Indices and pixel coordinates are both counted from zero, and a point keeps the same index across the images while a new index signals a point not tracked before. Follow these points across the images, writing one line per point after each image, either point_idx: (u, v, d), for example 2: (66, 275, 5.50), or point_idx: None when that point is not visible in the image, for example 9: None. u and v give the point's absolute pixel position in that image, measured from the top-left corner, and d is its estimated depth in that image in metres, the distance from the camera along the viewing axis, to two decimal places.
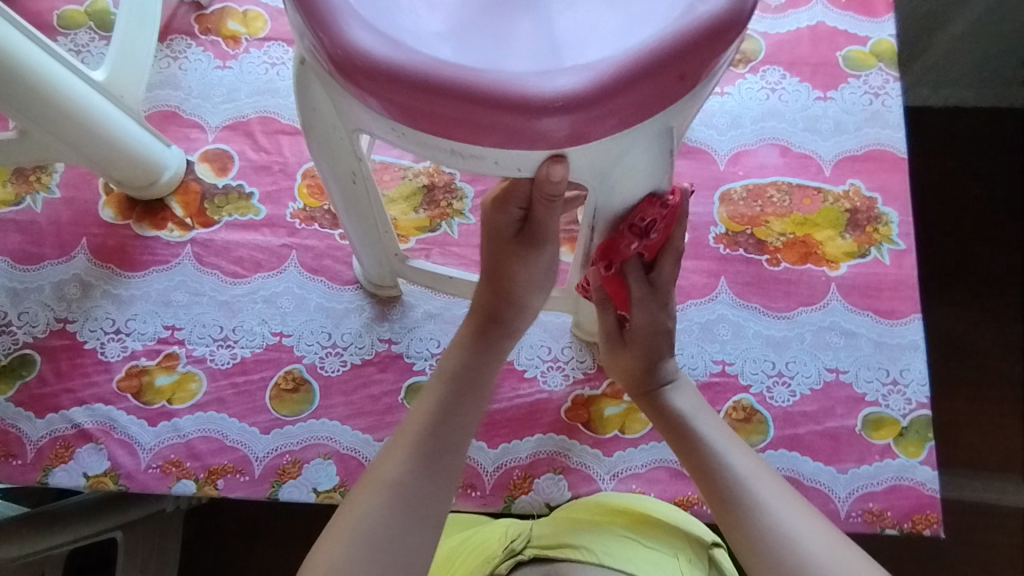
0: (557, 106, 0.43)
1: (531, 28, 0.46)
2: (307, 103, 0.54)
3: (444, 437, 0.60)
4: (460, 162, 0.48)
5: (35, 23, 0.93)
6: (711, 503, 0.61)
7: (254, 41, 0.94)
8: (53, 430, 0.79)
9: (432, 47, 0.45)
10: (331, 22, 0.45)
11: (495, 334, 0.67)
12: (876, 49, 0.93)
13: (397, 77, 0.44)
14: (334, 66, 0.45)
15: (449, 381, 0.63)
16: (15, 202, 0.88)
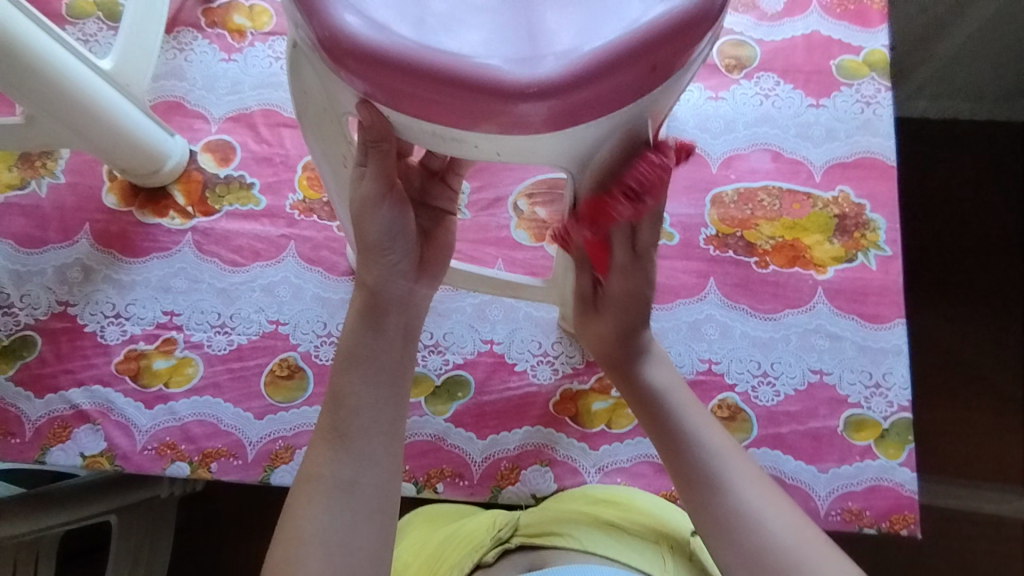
0: (537, 93, 0.45)
1: (513, 17, 0.48)
2: (300, 85, 0.55)
3: (361, 418, 0.59)
4: (439, 144, 0.50)
5: (43, 11, 0.95)
6: (682, 484, 0.62)
7: (259, 35, 0.96)
8: (52, 410, 0.81)
9: (418, 34, 0.46)
10: (320, 8, 0.47)
11: (381, 306, 0.63)
12: (869, 58, 0.95)
13: (383, 63, 0.46)
14: (323, 52, 0.47)
15: (351, 362, 0.61)
16: (20, 186, 0.90)
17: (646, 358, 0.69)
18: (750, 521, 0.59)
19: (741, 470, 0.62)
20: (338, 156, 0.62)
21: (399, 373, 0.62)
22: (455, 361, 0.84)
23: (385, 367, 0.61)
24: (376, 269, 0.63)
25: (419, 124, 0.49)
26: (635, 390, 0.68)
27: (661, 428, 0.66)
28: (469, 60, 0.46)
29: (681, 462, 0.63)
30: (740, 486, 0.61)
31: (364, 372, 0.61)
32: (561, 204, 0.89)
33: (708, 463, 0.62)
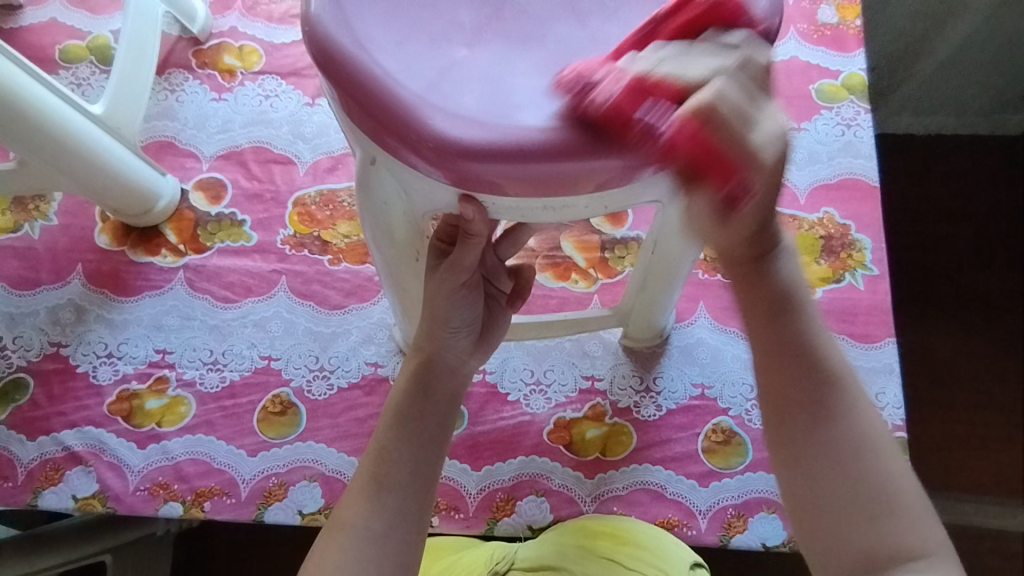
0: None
1: (575, 70, 0.48)
2: (370, 196, 0.54)
3: (403, 470, 0.57)
4: (553, 215, 0.50)
5: (37, 57, 0.97)
6: (794, 435, 0.49)
7: (249, 74, 0.97)
8: (44, 452, 0.80)
9: (508, 115, 0.46)
10: (381, 94, 0.45)
11: (434, 380, 0.62)
12: (847, 82, 0.96)
13: (497, 154, 0.45)
14: (428, 159, 0.46)
15: (400, 419, 0.60)
16: (13, 229, 0.90)
17: (773, 257, 0.51)
18: (863, 500, 0.47)
19: (879, 433, 0.48)
20: (410, 254, 0.61)
21: (443, 430, 0.61)
22: None
23: (428, 421, 0.60)
24: (437, 339, 0.62)
25: (533, 201, 0.49)
26: (759, 294, 0.51)
27: (803, 366, 0.50)
28: (577, 128, 0.46)
29: (801, 409, 0.49)
30: (875, 453, 0.48)
31: (408, 426, 0.59)
32: (550, 232, 0.90)
33: (839, 418, 0.49)
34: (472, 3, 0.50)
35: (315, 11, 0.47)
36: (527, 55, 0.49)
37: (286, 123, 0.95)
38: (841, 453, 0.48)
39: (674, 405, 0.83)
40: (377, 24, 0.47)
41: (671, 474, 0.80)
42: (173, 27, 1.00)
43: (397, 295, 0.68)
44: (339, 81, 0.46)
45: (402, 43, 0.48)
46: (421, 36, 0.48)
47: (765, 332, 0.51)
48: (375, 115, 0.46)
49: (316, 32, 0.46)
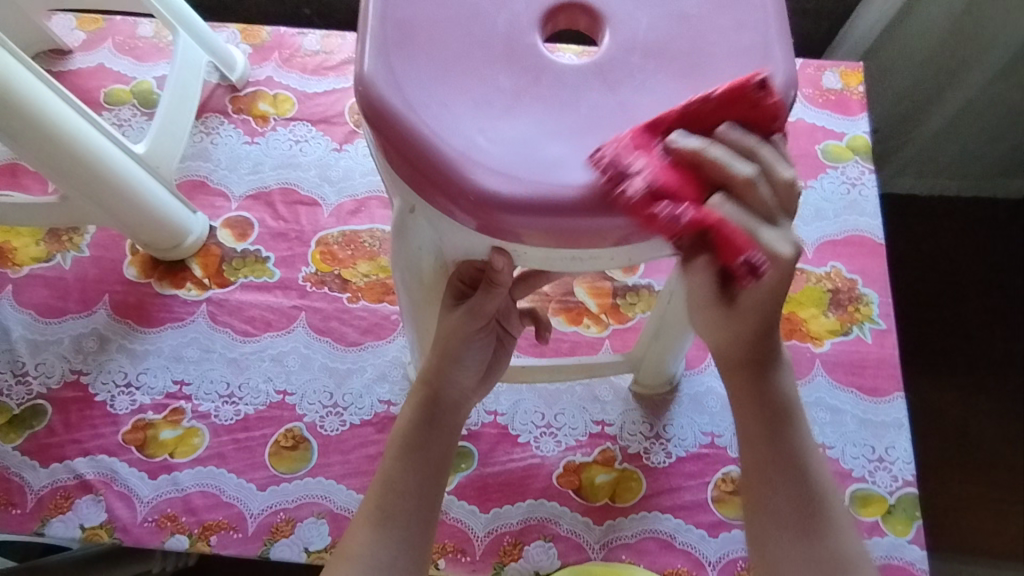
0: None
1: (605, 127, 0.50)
2: (405, 240, 0.56)
3: (406, 502, 0.58)
4: (579, 266, 0.53)
5: (84, 99, 1.03)
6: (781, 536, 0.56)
7: (282, 121, 1.03)
8: (55, 480, 0.81)
9: (545, 174, 0.49)
10: (424, 151, 0.49)
11: (441, 413, 0.63)
12: (852, 144, 1.01)
13: (531, 209, 0.48)
14: (465, 209, 0.49)
15: (407, 449, 0.61)
16: (46, 259, 0.94)
17: (783, 376, 0.59)
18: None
19: (854, 547, 0.55)
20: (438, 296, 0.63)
21: (447, 457, 0.62)
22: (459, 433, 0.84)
23: (435, 452, 0.61)
24: (444, 373, 0.63)
25: (559, 252, 0.51)
26: (762, 400, 0.58)
27: (792, 471, 0.57)
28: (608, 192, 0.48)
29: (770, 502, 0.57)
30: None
31: (416, 456, 0.60)
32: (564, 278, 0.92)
33: (823, 531, 0.56)
34: (513, 69, 0.52)
35: (369, 72, 0.51)
36: (562, 120, 0.50)
37: (314, 167, 1.00)
38: (805, 524, 0.56)
39: (684, 453, 0.83)
40: (423, 82, 0.51)
41: (680, 524, 0.79)
42: (213, 75, 1.06)
43: (419, 334, 0.70)
44: (387, 138, 0.50)
45: (447, 103, 0.50)
46: (464, 98, 0.50)
47: (740, 403, 0.58)
48: (417, 168, 0.49)
49: (369, 92, 0.50)
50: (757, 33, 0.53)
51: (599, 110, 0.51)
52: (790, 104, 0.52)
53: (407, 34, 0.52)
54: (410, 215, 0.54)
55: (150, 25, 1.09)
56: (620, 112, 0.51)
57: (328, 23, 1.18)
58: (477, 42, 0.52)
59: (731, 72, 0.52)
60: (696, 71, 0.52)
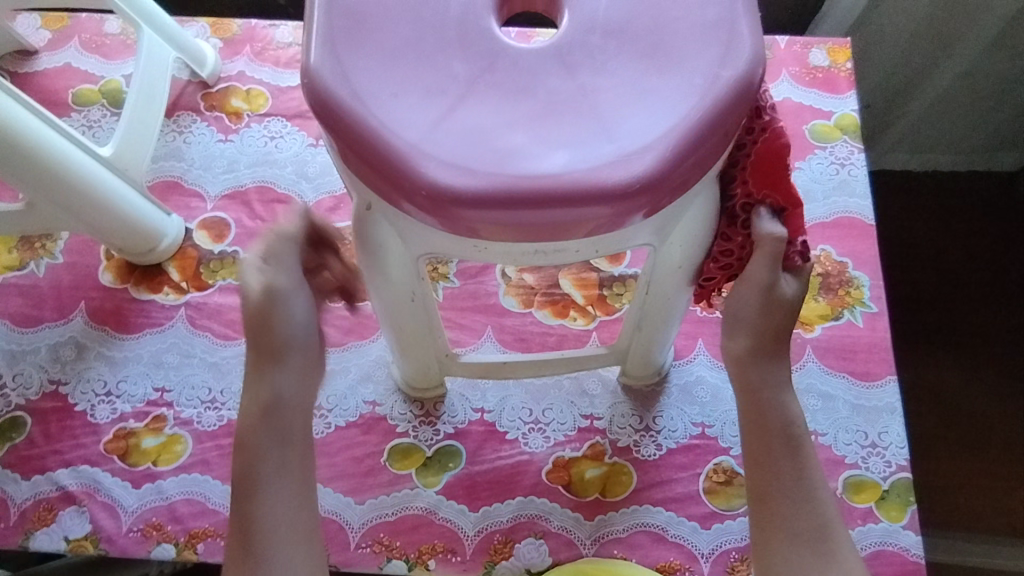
0: (642, 190, 0.46)
1: (568, 111, 0.48)
2: (367, 242, 0.56)
3: (263, 470, 0.62)
4: (545, 259, 0.52)
5: (51, 100, 1.00)
6: (784, 540, 0.61)
7: (256, 117, 1.00)
8: (38, 492, 0.80)
9: (500, 163, 0.46)
10: (374, 145, 0.47)
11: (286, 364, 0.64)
12: (840, 123, 0.98)
13: (488, 201, 0.46)
14: (422, 206, 0.47)
15: (257, 416, 0.63)
16: (19, 267, 0.92)
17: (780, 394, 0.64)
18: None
19: (841, 537, 0.61)
20: (404, 295, 0.63)
21: (299, 408, 0.64)
22: (446, 431, 0.83)
23: (294, 414, 0.64)
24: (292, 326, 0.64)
25: (524, 246, 0.51)
26: (767, 419, 0.64)
27: (796, 482, 0.62)
28: (567, 178, 0.46)
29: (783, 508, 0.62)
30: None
31: (275, 424, 0.63)
32: (548, 270, 0.91)
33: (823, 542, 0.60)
34: (467, 54, 0.50)
35: (315, 63, 0.48)
36: (519, 107, 0.48)
37: (290, 163, 0.97)
38: (815, 539, 0.60)
39: (674, 445, 0.82)
40: (374, 72, 0.49)
41: (671, 517, 0.79)
42: (183, 71, 1.03)
43: (395, 331, 0.70)
44: (334, 129, 0.48)
45: (398, 93, 0.48)
46: (415, 88, 0.48)
47: (760, 415, 0.64)
48: (370, 162, 0.47)
49: (316, 85, 0.48)
50: (723, 7, 0.51)
51: (559, 94, 0.49)
52: (758, 81, 0.49)
53: (357, 22, 0.50)
54: (368, 213, 0.53)
55: (117, 22, 1.05)
56: (579, 95, 0.49)
57: (301, 13, 1.14)
58: (431, 28, 0.50)
59: (697, 50, 0.50)
60: (660, 52, 0.50)
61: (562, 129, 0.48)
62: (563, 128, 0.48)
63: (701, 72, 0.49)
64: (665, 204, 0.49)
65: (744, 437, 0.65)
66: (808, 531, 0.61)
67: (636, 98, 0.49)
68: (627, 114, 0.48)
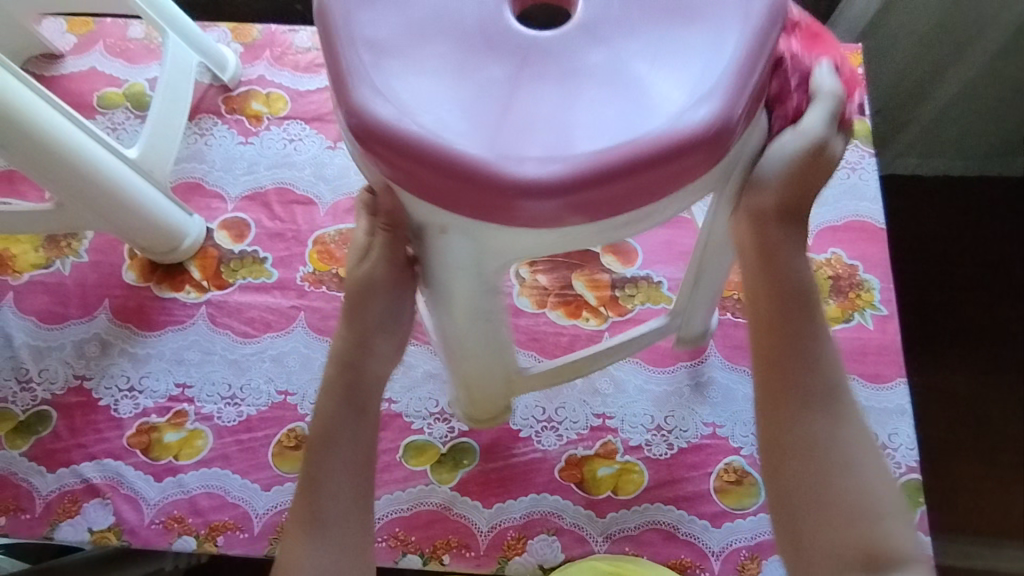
0: (580, 184, 0.48)
1: (597, 97, 0.50)
2: (448, 264, 0.56)
3: (326, 500, 0.64)
4: (623, 232, 0.53)
5: (77, 103, 1.03)
6: (790, 407, 0.60)
7: (275, 120, 1.02)
8: (63, 484, 0.82)
9: (552, 149, 0.48)
10: (420, 158, 0.48)
11: (360, 396, 0.68)
12: (851, 127, 0.99)
13: (429, 161, 0.48)
14: (487, 208, 0.49)
15: (328, 443, 0.66)
16: (45, 265, 0.94)
17: (793, 256, 0.61)
18: (868, 490, 0.58)
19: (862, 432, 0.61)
20: (477, 317, 0.62)
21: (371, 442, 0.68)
22: (460, 429, 0.85)
23: (357, 448, 0.66)
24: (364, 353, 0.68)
25: (601, 225, 0.51)
26: (782, 282, 0.61)
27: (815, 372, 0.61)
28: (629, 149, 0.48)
29: (795, 376, 0.61)
30: (840, 462, 0.59)
31: (337, 451, 0.66)
32: (561, 271, 0.92)
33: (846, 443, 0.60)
34: (489, 53, 0.52)
35: (343, 88, 0.50)
36: (548, 94, 0.50)
37: (309, 165, 0.99)
38: (840, 439, 0.60)
39: (686, 444, 0.83)
40: (401, 86, 0.50)
41: (683, 515, 0.80)
42: (205, 75, 1.05)
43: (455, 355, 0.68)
44: (381, 152, 0.49)
45: (429, 100, 0.50)
46: (419, 63, 0.51)
47: (777, 284, 0.61)
48: (362, 121, 0.50)
49: (331, 36, 0.52)
50: None
51: (559, 84, 0.50)
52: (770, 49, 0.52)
53: (375, 38, 0.52)
54: (441, 235, 0.53)
55: (141, 27, 1.08)
56: (576, 82, 0.50)
57: None
58: (448, 30, 0.52)
59: (706, 48, 0.51)
60: (674, 49, 0.51)
61: (598, 112, 0.49)
62: (596, 111, 0.49)
63: (716, 51, 0.51)
64: (632, 195, 0.49)
65: (754, 302, 0.63)
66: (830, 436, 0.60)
67: (632, 88, 0.50)
68: (618, 104, 0.49)
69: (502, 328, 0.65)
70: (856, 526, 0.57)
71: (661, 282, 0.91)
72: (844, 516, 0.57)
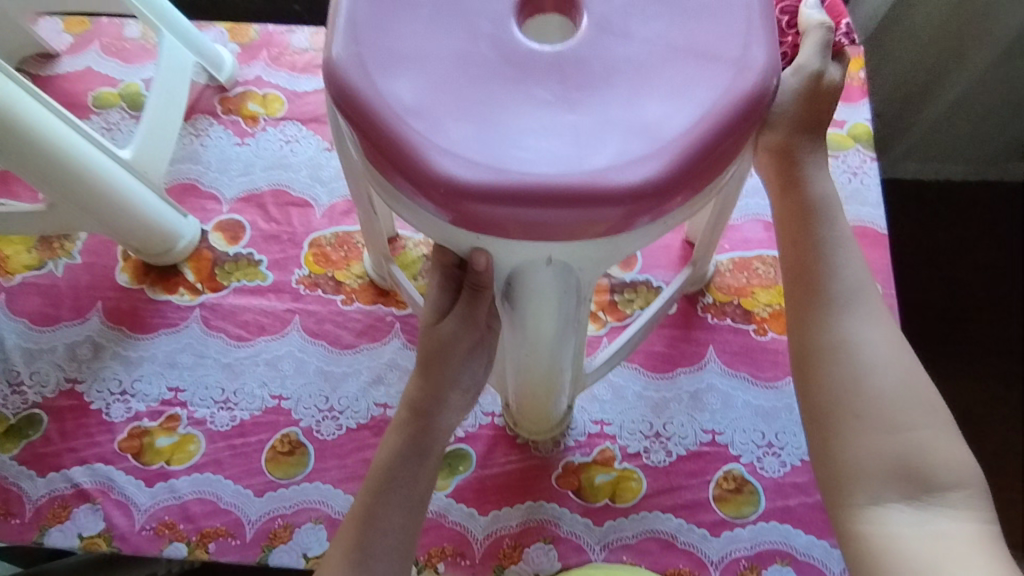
0: (650, 192, 0.46)
1: (621, 103, 0.49)
2: (534, 290, 0.57)
3: (377, 536, 0.63)
4: (683, 217, 0.51)
5: (72, 103, 1.02)
6: (823, 314, 0.60)
7: (272, 121, 1.01)
8: (53, 489, 0.81)
9: (590, 154, 0.47)
10: (454, 182, 0.46)
11: (424, 435, 0.66)
12: (853, 131, 0.98)
13: (496, 195, 0.46)
14: (540, 226, 0.48)
15: (386, 482, 0.64)
16: (38, 266, 0.93)
17: (813, 171, 0.63)
18: (904, 392, 0.57)
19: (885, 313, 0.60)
20: (559, 331, 0.63)
21: (429, 485, 0.66)
22: (457, 435, 0.84)
23: (415, 490, 0.65)
24: (434, 395, 0.66)
25: (661, 221, 0.50)
26: (798, 194, 0.63)
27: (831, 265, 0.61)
28: (675, 144, 0.47)
29: (826, 286, 0.61)
30: (876, 367, 0.57)
31: (395, 491, 0.64)
32: None
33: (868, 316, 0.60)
34: (487, 51, 0.50)
35: (362, 114, 0.48)
36: (565, 102, 0.49)
37: (304, 167, 0.98)
38: (859, 309, 0.60)
39: (684, 452, 0.82)
40: (420, 105, 0.48)
41: (681, 524, 0.78)
42: (201, 75, 1.04)
43: (524, 368, 0.70)
44: (417, 183, 0.47)
45: (452, 117, 0.48)
46: (426, 83, 0.49)
47: (792, 215, 0.63)
48: (391, 158, 0.48)
49: (336, 73, 0.49)
50: None
51: (574, 97, 0.49)
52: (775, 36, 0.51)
53: (382, 55, 0.50)
54: (545, 266, 0.54)
55: (137, 26, 1.07)
56: (593, 95, 0.49)
57: (317, 18, 1.15)
58: (450, 36, 0.51)
59: (717, 54, 0.50)
60: (687, 56, 0.50)
61: (630, 117, 0.48)
62: (623, 114, 0.48)
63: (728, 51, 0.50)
64: (677, 203, 0.48)
65: (779, 220, 0.64)
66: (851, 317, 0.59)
67: (651, 98, 0.49)
68: (641, 114, 0.48)
69: (575, 339, 0.66)
70: (893, 436, 0.56)
71: (661, 286, 0.90)
72: (878, 427, 0.56)
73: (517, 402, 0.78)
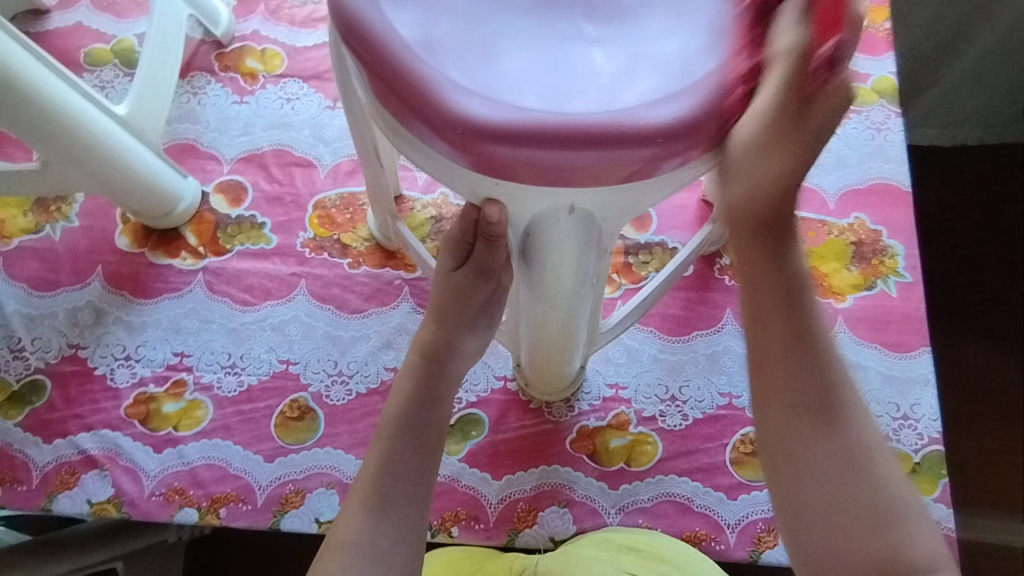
0: (682, 133, 0.44)
1: (649, 43, 0.46)
2: (554, 241, 0.54)
3: (392, 486, 0.61)
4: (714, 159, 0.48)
5: (63, 60, 0.98)
6: (803, 418, 0.56)
7: (271, 78, 0.97)
8: (60, 456, 0.79)
9: (618, 95, 0.44)
10: (473, 120, 0.43)
11: (437, 385, 0.65)
12: (876, 86, 0.96)
13: (517, 136, 0.43)
14: (561, 171, 0.44)
15: (399, 430, 0.63)
16: (35, 230, 0.90)
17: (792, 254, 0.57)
18: (855, 507, 0.54)
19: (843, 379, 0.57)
20: (578, 285, 0.61)
21: (441, 435, 0.65)
22: (468, 400, 0.82)
23: (425, 440, 0.63)
24: (448, 343, 0.65)
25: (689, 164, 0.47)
26: (773, 295, 0.56)
27: (784, 310, 0.56)
28: (707, 85, 0.44)
29: (807, 344, 0.56)
30: (856, 452, 0.55)
31: (404, 438, 0.63)
32: None
33: (834, 417, 0.56)
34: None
35: (375, 44, 0.45)
36: (593, 41, 0.47)
37: (307, 126, 0.95)
38: (818, 410, 0.56)
39: (701, 415, 0.81)
40: (439, 41, 0.46)
41: (698, 487, 0.77)
42: (197, 31, 1.00)
43: (539, 324, 0.68)
44: (433, 121, 0.44)
45: (471, 54, 0.45)
46: (447, 18, 0.46)
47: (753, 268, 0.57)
48: (403, 96, 0.45)
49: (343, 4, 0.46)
50: None
51: (599, 34, 0.47)
52: None
53: None
54: (565, 216, 0.51)
55: None
56: (618, 33, 0.47)
57: None
58: None
59: None
60: None
61: (659, 55, 0.46)
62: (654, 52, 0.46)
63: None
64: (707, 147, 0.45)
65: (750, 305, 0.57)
66: (801, 410, 0.56)
67: (679, 37, 0.47)
68: (669, 50, 0.46)
69: (592, 295, 0.64)
70: (878, 538, 0.53)
71: (677, 248, 0.87)
72: (845, 536, 0.54)
73: (531, 363, 0.76)
